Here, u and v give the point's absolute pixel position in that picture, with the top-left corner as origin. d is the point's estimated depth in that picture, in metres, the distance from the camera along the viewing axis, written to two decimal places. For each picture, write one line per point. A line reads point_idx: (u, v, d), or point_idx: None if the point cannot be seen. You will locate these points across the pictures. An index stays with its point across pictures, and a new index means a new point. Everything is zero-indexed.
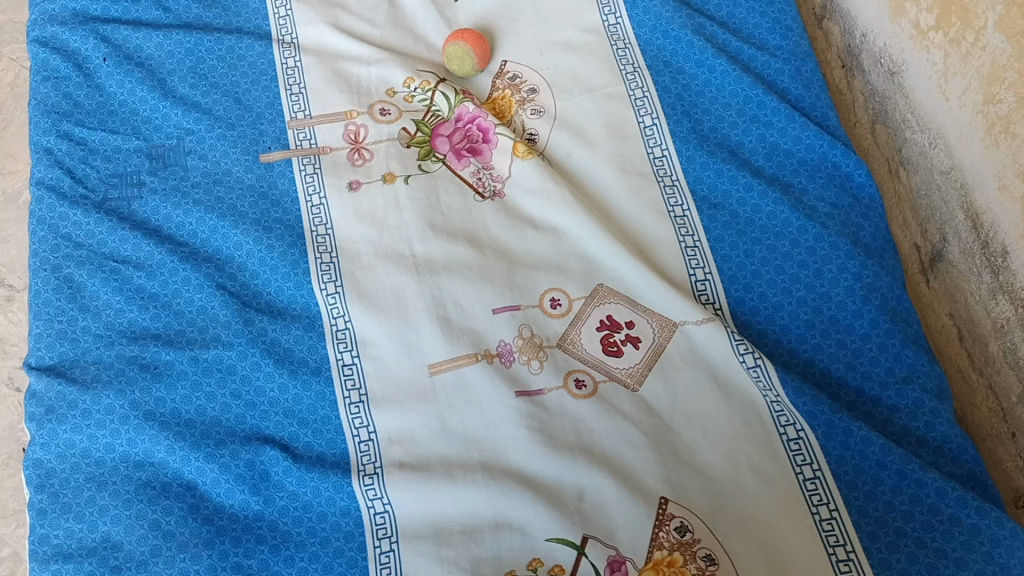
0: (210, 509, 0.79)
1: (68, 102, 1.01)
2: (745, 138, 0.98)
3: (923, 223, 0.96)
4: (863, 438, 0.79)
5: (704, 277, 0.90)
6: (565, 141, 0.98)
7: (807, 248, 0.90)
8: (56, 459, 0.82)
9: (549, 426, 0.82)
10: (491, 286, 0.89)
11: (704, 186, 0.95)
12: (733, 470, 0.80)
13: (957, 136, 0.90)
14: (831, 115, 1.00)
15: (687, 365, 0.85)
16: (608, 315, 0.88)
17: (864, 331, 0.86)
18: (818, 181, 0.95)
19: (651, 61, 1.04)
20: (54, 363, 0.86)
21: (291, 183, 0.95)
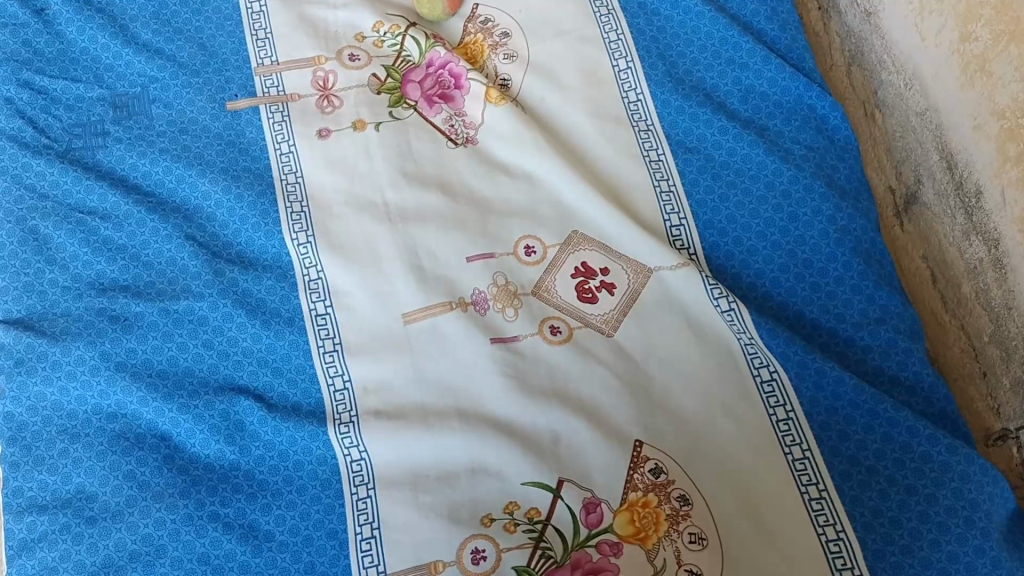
0: (185, 460, 0.79)
1: (28, 50, 0.98)
2: (721, 81, 0.97)
3: (898, 165, 0.96)
4: (836, 378, 0.80)
5: (679, 222, 0.89)
6: (539, 86, 0.97)
7: (782, 191, 0.89)
8: (27, 412, 0.81)
9: (524, 373, 0.82)
10: (465, 233, 0.88)
11: (679, 130, 0.94)
12: (708, 413, 0.80)
13: (933, 76, 0.89)
14: (807, 56, 0.99)
15: (661, 310, 0.85)
16: (583, 261, 0.88)
17: (838, 274, 0.85)
18: (793, 123, 0.94)
19: (625, 3, 1.02)
20: (21, 316, 0.85)
21: (259, 132, 0.94)
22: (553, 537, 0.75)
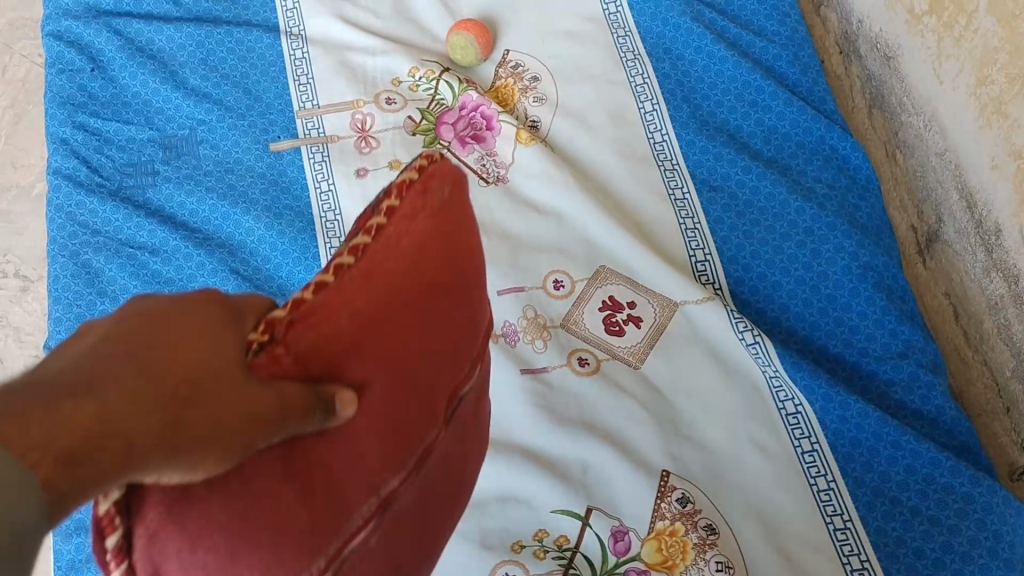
0: None
1: (83, 94, 1.04)
2: (744, 122, 1.00)
3: (919, 204, 0.98)
4: (859, 411, 0.81)
5: (704, 257, 0.92)
6: (568, 127, 1.00)
7: (805, 229, 0.92)
8: None
9: (554, 403, 0.84)
10: (497, 268, 0.91)
11: (704, 169, 0.97)
12: (734, 444, 0.82)
13: (951, 118, 0.91)
14: (828, 99, 1.02)
15: (687, 343, 0.87)
16: (610, 295, 0.90)
17: (861, 308, 0.88)
18: (816, 163, 0.97)
19: (651, 49, 1.06)
20: None
21: (301, 171, 0.98)
22: (582, 564, 0.77)
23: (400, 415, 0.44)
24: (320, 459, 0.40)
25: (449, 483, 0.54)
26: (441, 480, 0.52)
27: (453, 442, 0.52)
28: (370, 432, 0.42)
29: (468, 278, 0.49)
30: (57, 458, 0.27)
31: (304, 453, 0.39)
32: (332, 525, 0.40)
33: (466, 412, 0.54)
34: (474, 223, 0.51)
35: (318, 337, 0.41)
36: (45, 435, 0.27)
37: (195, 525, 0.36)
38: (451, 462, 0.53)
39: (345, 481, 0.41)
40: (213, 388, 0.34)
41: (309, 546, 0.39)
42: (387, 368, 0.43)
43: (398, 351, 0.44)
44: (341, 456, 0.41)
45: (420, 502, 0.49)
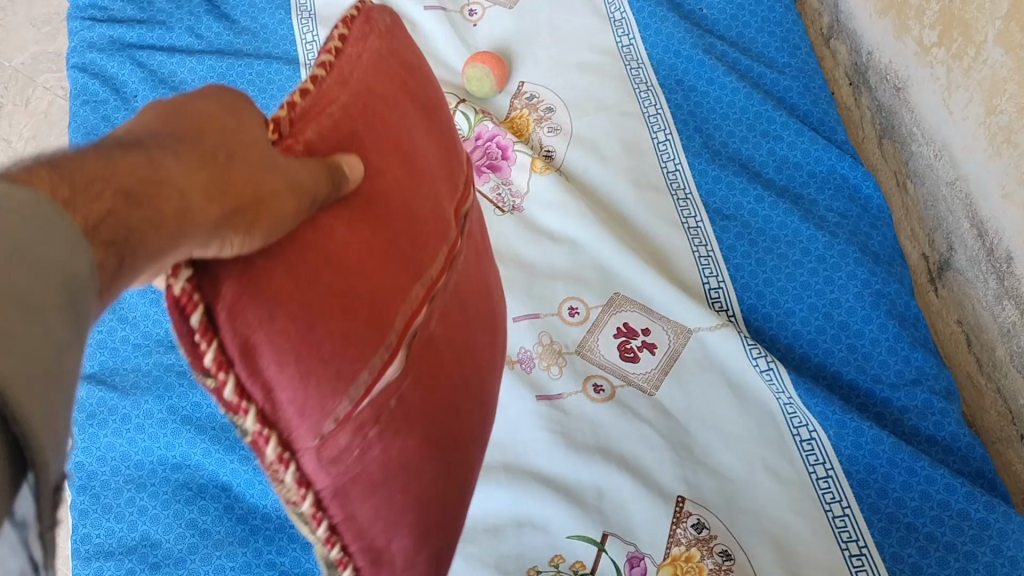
0: (245, 510, 0.82)
1: (107, 125, 1.06)
2: (756, 152, 1.01)
3: (931, 233, 0.99)
4: (873, 437, 0.82)
5: (717, 285, 0.93)
6: (581, 156, 1.02)
7: (817, 256, 0.93)
8: (97, 462, 0.85)
9: (569, 429, 0.85)
10: (513, 295, 0.92)
11: (716, 199, 0.98)
12: (748, 470, 0.82)
13: (962, 147, 0.92)
14: (839, 130, 1.04)
15: (701, 369, 0.88)
16: (625, 322, 0.91)
17: (874, 335, 0.88)
18: (827, 192, 0.98)
19: (663, 80, 1.07)
20: (94, 371, 0.90)
21: None
22: None
23: (410, 206, 0.47)
24: (362, 231, 0.43)
25: (473, 309, 0.56)
26: (465, 303, 0.55)
27: (464, 266, 0.55)
28: (394, 212, 0.45)
29: (423, 90, 0.52)
30: (119, 192, 0.30)
31: (349, 227, 0.42)
32: (388, 300, 0.43)
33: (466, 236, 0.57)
34: (420, 53, 0.54)
35: (321, 129, 0.43)
36: (103, 172, 0.30)
37: (270, 293, 0.37)
38: (469, 287, 0.56)
39: (388, 261, 0.44)
40: (245, 159, 0.36)
41: (371, 316, 0.42)
42: (390, 159, 0.46)
43: (398, 149, 0.47)
44: (379, 229, 0.44)
45: (453, 325, 0.52)
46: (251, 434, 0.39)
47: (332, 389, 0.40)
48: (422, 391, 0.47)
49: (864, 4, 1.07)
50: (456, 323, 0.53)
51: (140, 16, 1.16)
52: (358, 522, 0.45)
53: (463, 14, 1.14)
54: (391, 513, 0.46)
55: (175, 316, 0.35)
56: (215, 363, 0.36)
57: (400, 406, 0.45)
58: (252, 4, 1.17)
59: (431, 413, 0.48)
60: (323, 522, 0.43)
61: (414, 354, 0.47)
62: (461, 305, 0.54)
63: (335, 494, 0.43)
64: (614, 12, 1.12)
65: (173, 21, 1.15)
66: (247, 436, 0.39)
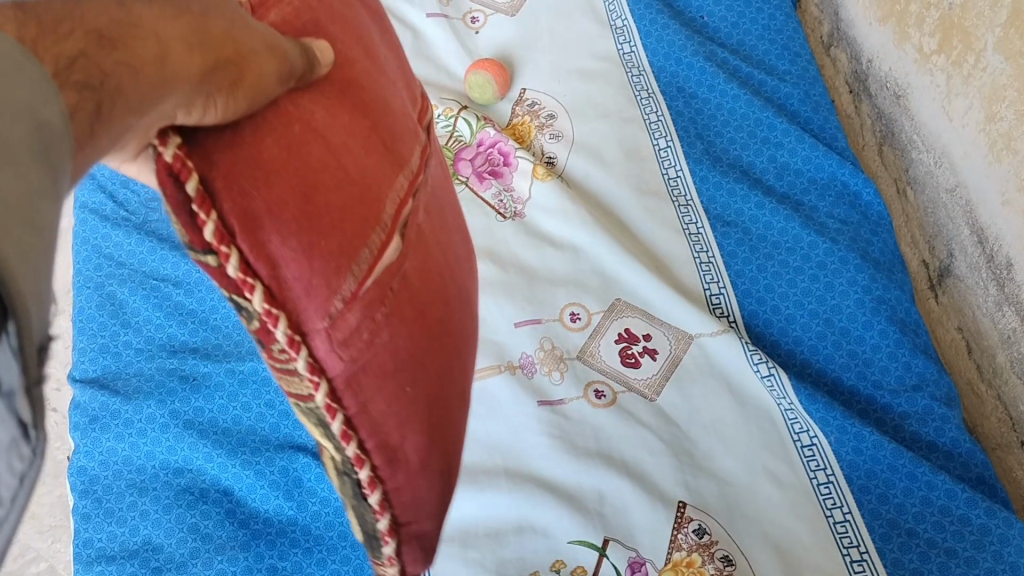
0: (247, 515, 0.82)
1: None
2: (757, 159, 1.02)
3: (931, 240, 0.99)
4: (874, 443, 0.82)
5: (718, 290, 0.93)
6: (582, 162, 1.02)
7: (818, 263, 0.93)
8: (99, 466, 0.86)
9: (570, 434, 0.85)
10: (514, 301, 0.93)
11: (718, 205, 0.98)
12: (750, 476, 0.82)
13: (962, 154, 0.92)
14: (840, 137, 1.04)
15: (703, 375, 0.88)
16: (626, 328, 0.92)
17: (874, 341, 0.89)
18: (827, 199, 0.98)
19: (664, 87, 1.07)
20: (97, 376, 0.91)
21: None
22: None
23: (383, 95, 0.43)
24: (341, 109, 0.39)
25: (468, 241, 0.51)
26: (461, 230, 0.50)
27: (452, 193, 0.50)
28: (374, 101, 0.42)
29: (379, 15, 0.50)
30: (91, 33, 0.28)
31: (323, 102, 0.38)
32: (378, 181, 0.39)
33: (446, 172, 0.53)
34: None
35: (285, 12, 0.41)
36: (73, 16, 0.28)
37: (262, 158, 0.34)
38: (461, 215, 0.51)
39: (375, 142, 0.40)
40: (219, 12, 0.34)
41: (362, 189, 0.38)
42: (356, 51, 0.43)
43: (367, 48, 0.44)
44: (361, 110, 0.40)
45: (456, 240, 0.47)
46: (256, 315, 0.34)
47: (332, 258, 0.35)
48: (431, 292, 0.41)
49: (864, 12, 1.07)
50: (456, 242, 0.48)
51: None
52: (382, 429, 0.38)
53: (466, 21, 1.14)
54: (417, 416, 0.39)
55: (168, 184, 0.32)
56: (216, 236, 0.32)
57: (410, 292, 0.40)
58: None
59: (448, 313, 0.42)
60: (342, 425, 0.37)
61: (418, 245, 0.42)
62: (456, 226, 0.49)
63: (353, 392, 0.37)
64: (616, 19, 1.12)
65: None
66: (254, 321, 0.34)
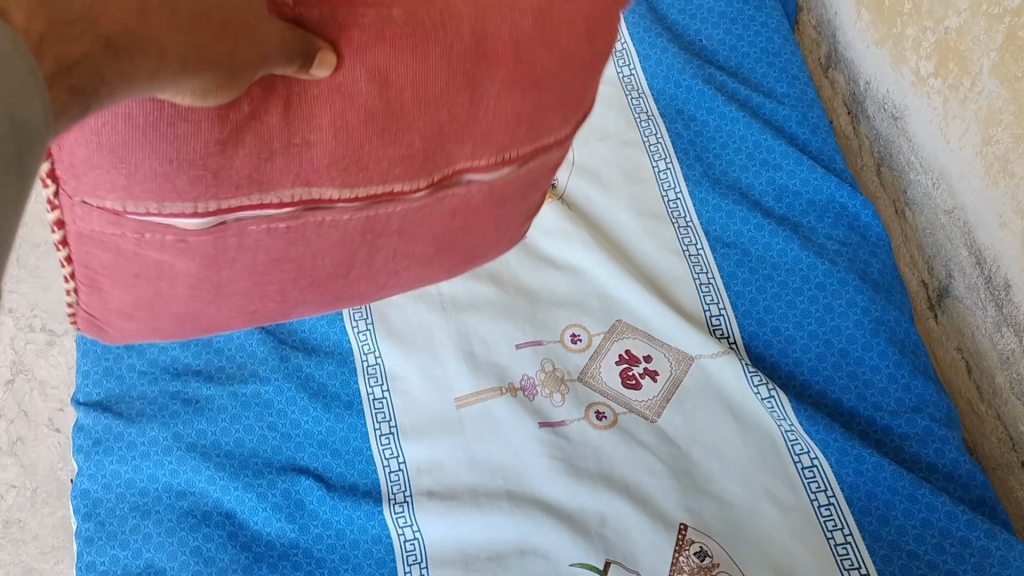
0: (249, 537, 0.83)
1: None
2: (756, 181, 1.02)
3: (930, 260, 1.00)
4: (874, 464, 0.82)
5: (718, 312, 0.94)
6: (583, 184, 1.03)
7: (818, 284, 0.93)
8: (102, 489, 0.86)
9: (572, 456, 0.85)
10: (515, 322, 0.93)
11: (717, 227, 0.99)
12: (751, 498, 0.83)
13: (959, 176, 0.92)
14: (838, 158, 1.05)
15: (703, 396, 0.88)
16: (627, 349, 0.92)
17: (874, 363, 0.89)
18: (826, 221, 0.99)
19: (664, 109, 1.08)
20: (101, 399, 0.91)
21: None
22: None
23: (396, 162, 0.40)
24: (422, 116, 0.40)
25: (474, 251, 0.53)
26: (490, 228, 0.51)
27: (505, 215, 0.51)
28: (469, 121, 0.42)
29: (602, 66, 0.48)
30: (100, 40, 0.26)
31: (408, 105, 0.39)
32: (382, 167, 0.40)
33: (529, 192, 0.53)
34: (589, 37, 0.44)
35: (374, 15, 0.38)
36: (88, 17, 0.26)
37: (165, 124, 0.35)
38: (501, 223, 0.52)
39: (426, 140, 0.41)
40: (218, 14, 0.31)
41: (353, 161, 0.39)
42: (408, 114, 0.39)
43: (541, 82, 0.43)
44: (433, 127, 0.40)
45: (466, 224, 0.49)
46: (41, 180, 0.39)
47: (178, 197, 0.37)
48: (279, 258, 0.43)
49: (862, 34, 1.08)
50: (465, 229, 0.49)
51: None
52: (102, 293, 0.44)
53: None
54: (125, 287, 0.43)
55: None
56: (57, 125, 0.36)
57: (312, 244, 0.43)
58: None
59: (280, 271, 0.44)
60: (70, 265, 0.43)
61: (369, 231, 0.44)
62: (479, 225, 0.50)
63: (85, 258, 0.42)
64: None
65: None
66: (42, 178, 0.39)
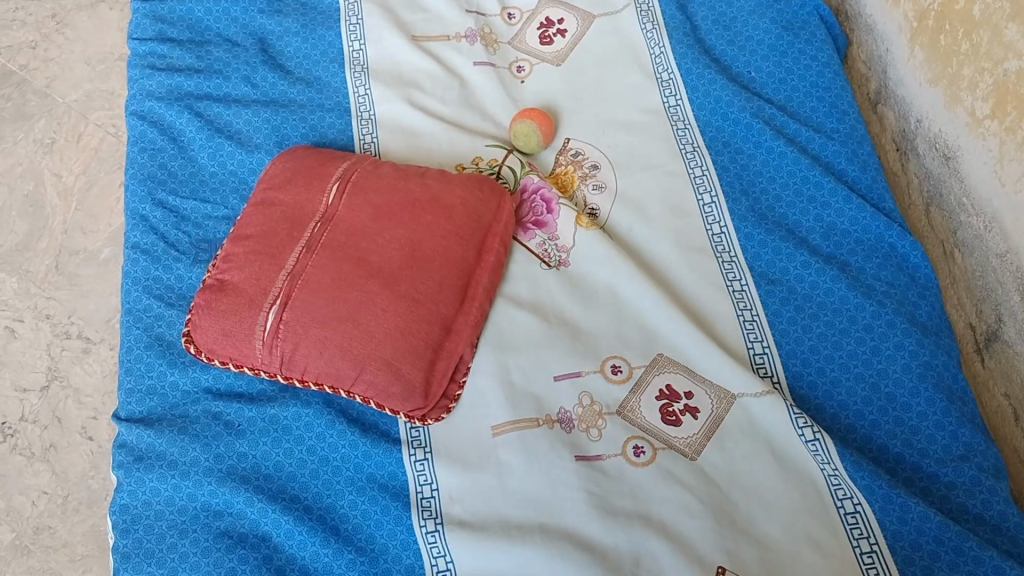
0: (283, 561, 0.84)
1: (163, 171, 1.07)
2: (803, 218, 1.01)
3: (978, 304, 0.98)
4: (920, 514, 0.81)
5: (762, 350, 0.92)
6: (627, 215, 1.02)
7: (865, 325, 0.93)
8: (141, 505, 0.88)
9: (608, 492, 0.84)
10: (556, 351, 0.92)
11: (762, 263, 0.97)
12: (791, 542, 0.82)
13: (1013, 220, 0.91)
14: (888, 197, 1.03)
15: (745, 436, 0.87)
16: (668, 384, 0.91)
17: (921, 409, 0.88)
18: (874, 261, 0.98)
19: (710, 142, 1.07)
20: (143, 416, 0.92)
21: (348, 125, 1.10)
22: None
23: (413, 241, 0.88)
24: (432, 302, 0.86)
25: (320, 344, 0.84)
26: (439, 281, 0.87)
27: (346, 327, 0.83)
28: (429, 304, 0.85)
29: (454, 217, 0.91)
30: None
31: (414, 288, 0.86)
32: (302, 299, 0.85)
33: (441, 374, 0.86)
34: (449, 238, 0.89)
35: None
36: None
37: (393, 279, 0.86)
38: (404, 393, 0.84)
39: (351, 227, 0.89)
40: None
41: (282, 276, 0.86)
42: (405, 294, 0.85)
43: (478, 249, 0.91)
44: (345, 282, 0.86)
45: (352, 311, 0.84)
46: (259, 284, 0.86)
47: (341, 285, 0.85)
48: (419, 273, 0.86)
49: (915, 72, 1.07)
50: (352, 299, 0.84)
51: (198, 63, 1.16)
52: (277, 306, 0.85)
53: (512, 70, 1.15)
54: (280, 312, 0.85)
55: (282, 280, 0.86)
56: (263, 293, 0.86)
57: (305, 295, 0.85)
58: (307, 55, 1.16)
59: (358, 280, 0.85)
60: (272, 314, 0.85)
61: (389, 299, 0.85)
62: (372, 353, 0.83)
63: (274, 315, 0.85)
64: (662, 72, 1.12)
65: (229, 70, 1.14)
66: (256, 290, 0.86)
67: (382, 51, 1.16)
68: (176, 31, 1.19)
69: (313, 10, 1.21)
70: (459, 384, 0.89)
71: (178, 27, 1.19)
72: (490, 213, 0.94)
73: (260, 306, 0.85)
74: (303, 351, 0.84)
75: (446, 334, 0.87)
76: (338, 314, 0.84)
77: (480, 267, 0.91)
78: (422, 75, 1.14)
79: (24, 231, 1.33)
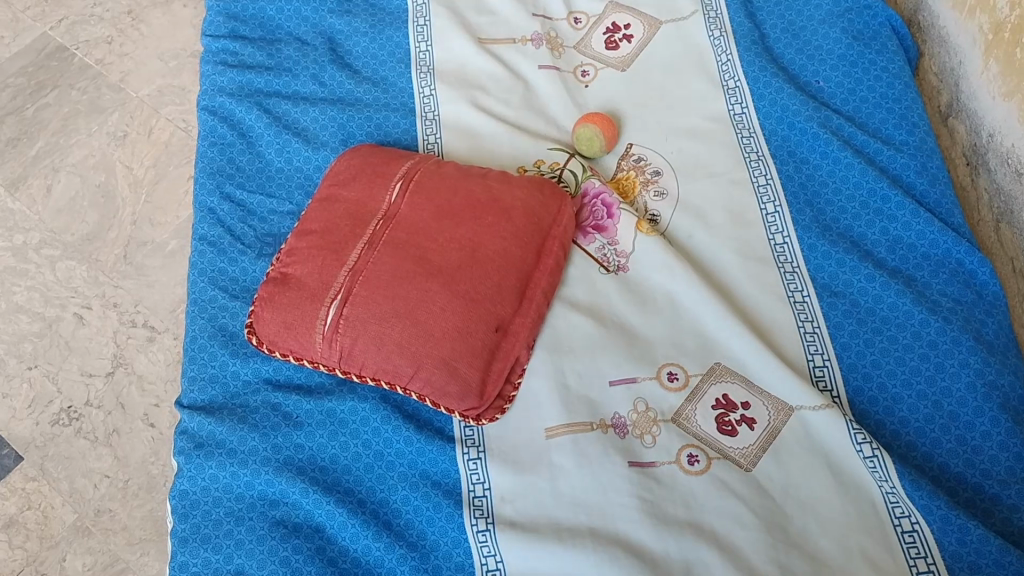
0: (336, 552, 0.85)
1: (231, 166, 1.09)
2: (869, 231, 1.00)
3: None
4: (980, 536, 0.79)
5: (822, 362, 0.91)
6: (687, 222, 1.01)
7: (929, 341, 0.91)
8: (200, 491, 0.90)
9: (661, 499, 0.84)
10: (612, 357, 0.92)
11: (825, 274, 0.96)
12: (847, 558, 0.80)
13: None
14: (956, 212, 1.01)
15: (802, 450, 0.86)
16: (724, 394, 0.90)
17: (984, 429, 0.86)
18: (941, 276, 0.96)
19: (775, 150, 1.06)
20: (204, 404, 0.94)
21: (412, 126, 1.11)
22: None
23: (476, 243, 0.89)
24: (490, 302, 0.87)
25: (379, 340, 0.85)
26: (498, 282, 0.87)
27: (405, 325, 0.84)
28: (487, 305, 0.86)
29: (515, 220, 0.91)
30: None
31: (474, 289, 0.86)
32: (362, 296, 0.86)
33: (496, 375, 0.87)
34: (511, 240, 0.90)
35: None
36: None
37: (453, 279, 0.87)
38: (460, 392, 0.85)
39: (414, 226, 0.90)
40: None
41: (344, 273, 0.87)
42: (464, 293, 0.86)
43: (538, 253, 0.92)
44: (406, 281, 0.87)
45: (411, 309, 0.85)
46: (323, 279, 0.88)
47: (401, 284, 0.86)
48: (479, 274, 0.87)
49: (988, 86, 1.05)
50: (412, 296, 0.85)
51: (268, 61, 1.18)
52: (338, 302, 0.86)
53: (577, 74, 1.15)
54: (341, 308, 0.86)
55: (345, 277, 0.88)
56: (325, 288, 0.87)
57: (365, 293, 0.86)
58: (374, 55, 1.18)
59: (418, 279, 0.86)
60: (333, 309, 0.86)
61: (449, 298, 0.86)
62: (430, 352, 0.84)
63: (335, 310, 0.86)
64: (729, 80, 1.12)
65: (298, 69, 1.17)
66: (319, 285, 0.88)
67: (448, 52, 1.17)
68: (248, 29, 1.22)
69: (382, 11, 1.22)
70: (514, 385, 0.89)
71: (250, 26, 1.22)
72: (550, 216, 0.94)
73: (322, 300, 0.87)
74: (362, 347, 0.85)
75: (503, 335, 0.87)
76: (397, 313, 0.85)
77: (539, 270, 0.92)
78: (487, 78, 1.14)
79: (95, 221, 1.36)
